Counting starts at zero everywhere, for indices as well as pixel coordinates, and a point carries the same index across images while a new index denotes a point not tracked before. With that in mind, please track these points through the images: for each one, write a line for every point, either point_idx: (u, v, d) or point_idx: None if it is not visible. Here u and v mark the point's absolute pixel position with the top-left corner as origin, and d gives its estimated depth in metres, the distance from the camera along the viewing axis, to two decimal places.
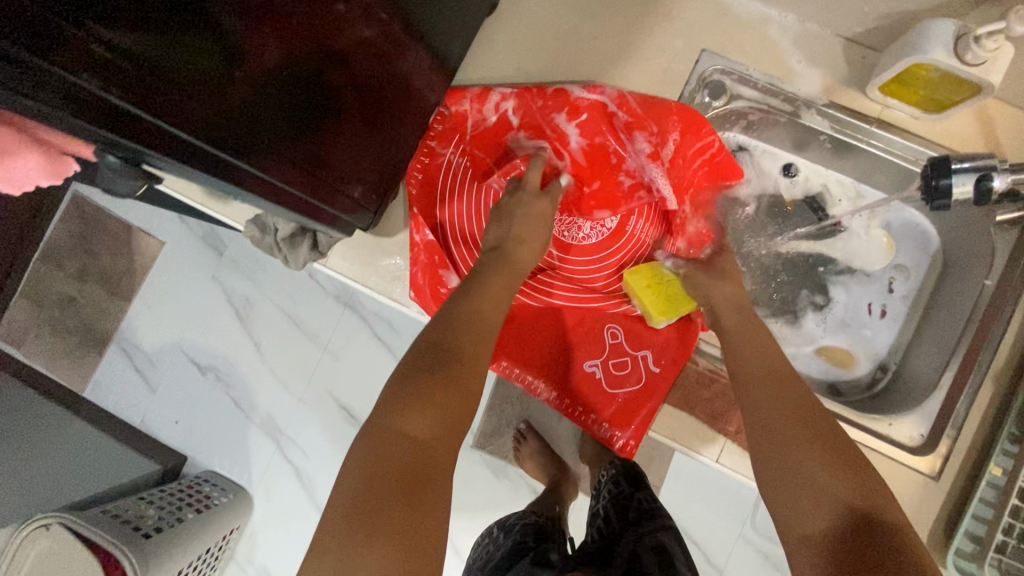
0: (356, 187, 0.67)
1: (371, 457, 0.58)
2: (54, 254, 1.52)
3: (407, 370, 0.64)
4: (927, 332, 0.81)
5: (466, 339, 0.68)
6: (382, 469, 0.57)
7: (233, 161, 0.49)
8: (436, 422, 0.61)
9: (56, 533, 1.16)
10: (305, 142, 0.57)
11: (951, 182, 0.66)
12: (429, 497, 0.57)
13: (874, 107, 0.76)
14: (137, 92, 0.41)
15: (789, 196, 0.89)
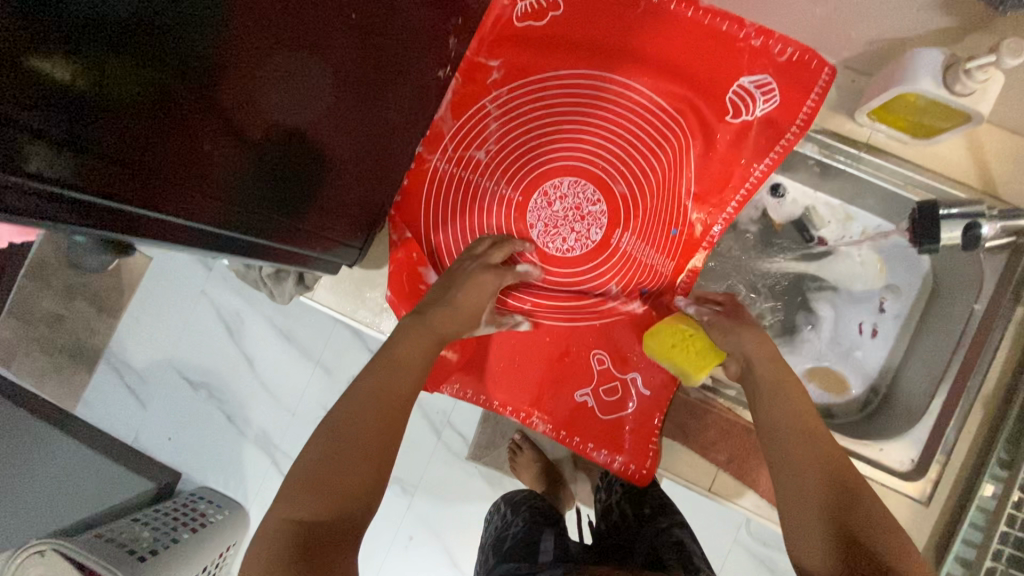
0: (337, 225, 0.71)
1: (266, 545, 0.54)
2: (43, 273, 1.51)
3: (320, 444, 0.60)
4: (915, 354, 0.81)
5: (404, 362, 0.68)
6: (274, 555, 0.53)
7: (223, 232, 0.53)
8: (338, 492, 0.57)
9: (50, 559, 1.20)
10: (284, 201, 0.61)
11: (939, 229, 0.73)
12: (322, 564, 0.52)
13: (864, 132, 0.76)
14: (133, 197, 0.44)
15: (777, 217, 0.87)
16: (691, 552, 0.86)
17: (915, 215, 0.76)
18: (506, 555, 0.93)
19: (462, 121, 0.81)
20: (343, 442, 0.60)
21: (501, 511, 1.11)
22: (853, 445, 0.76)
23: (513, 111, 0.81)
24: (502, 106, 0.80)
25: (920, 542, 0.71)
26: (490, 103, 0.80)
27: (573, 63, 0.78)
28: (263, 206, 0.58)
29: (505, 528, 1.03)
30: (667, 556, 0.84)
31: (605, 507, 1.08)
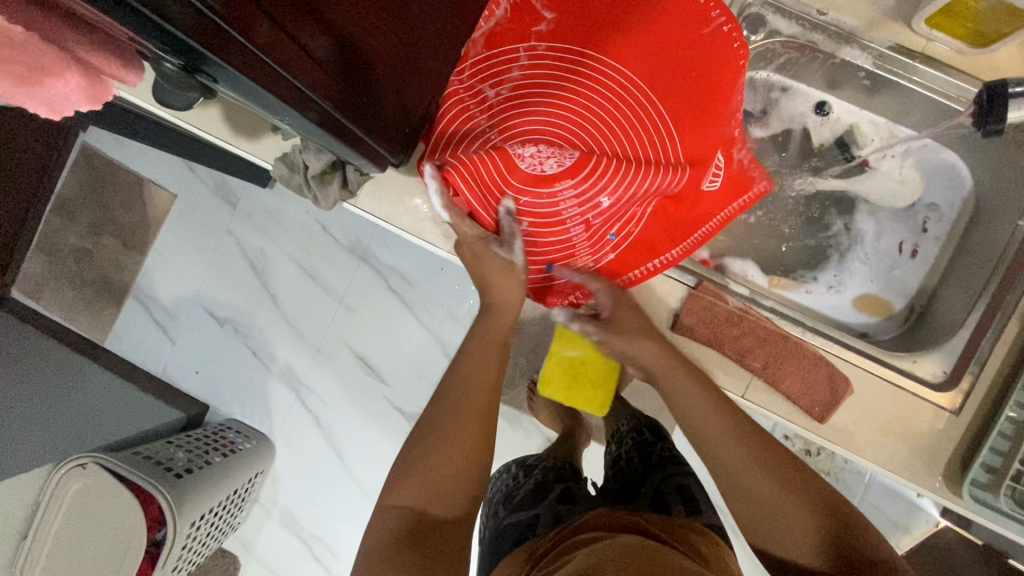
0: (412, 133, 0.70)
1: (379, 530, 0.64)
2: (68, 208, 1.49)
3: (415, 446, 0.69)
4: (955, 273, 0.82)
5: (464, 406, 0.72)
6: (395, 538, 0.62)
7: (315, 96, 0.52)
8: (438, 490, 0.66)
9: (94, 471, 1.18)
10: (380, 82, 0.60)
11: (1007, 107, 0.67)
12: (439, 556, 0.61)
13: (918, 41, 0.75)
14: (242, 19, 0.43)
15: (818, 134, 0.89)
16: (696, 498, 0.86)
17: (980, 97, 0.70)
18: (514, 508, 0.88)
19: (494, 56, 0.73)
20: (434, 439, 0.69)
21: (511, 472, 1.01)
22: (890, 357, 0.78)
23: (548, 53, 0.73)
24: (532, 58, 0.73)
25: (947, 450, 0.73)
26: (523, 51, 0.73)
27: (614, 34, 0.72)
28: (359, 78, 0.57)
29: (516, 488, 0.94)
30: (673, 500, 0.84)
31: (613, 458, 1.05)
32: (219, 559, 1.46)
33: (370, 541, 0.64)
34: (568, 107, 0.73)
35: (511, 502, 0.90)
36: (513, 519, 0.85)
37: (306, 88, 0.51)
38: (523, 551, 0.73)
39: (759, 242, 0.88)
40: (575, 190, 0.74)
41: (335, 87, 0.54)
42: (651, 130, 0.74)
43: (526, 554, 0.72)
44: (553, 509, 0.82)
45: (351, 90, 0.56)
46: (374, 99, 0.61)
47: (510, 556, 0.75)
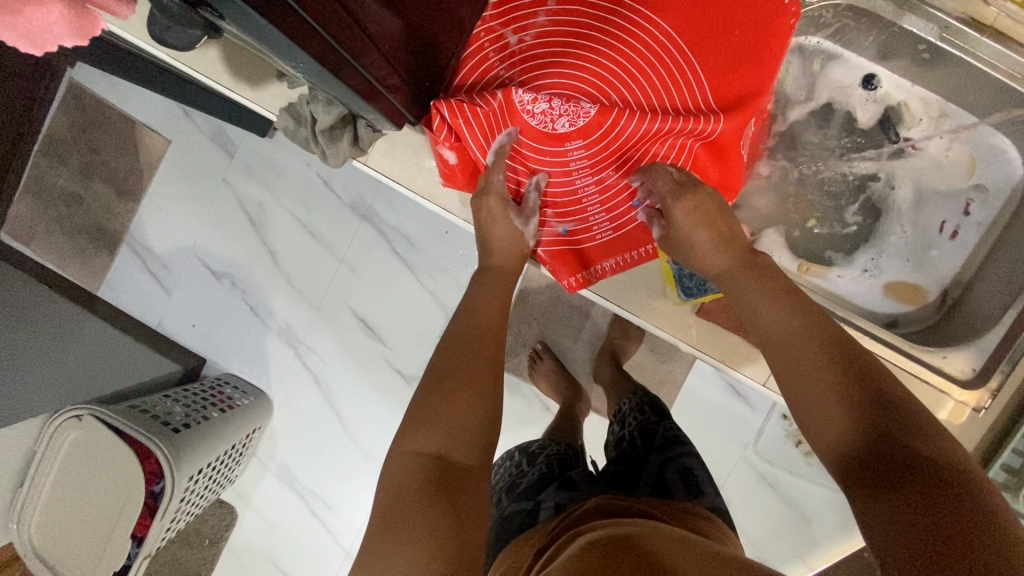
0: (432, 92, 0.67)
1: (398, 479, 0.58)
2: (57, 148, 1.41)
3: (428, 391, 0.63)
4: (994, 264, 0.78)
5: (474, 355, 0.66)
6: (415, 483, 0.56)
7: (340, 49, 0.49)
8: (457, 432, 0.60)
9: (90, 424, 1.16)
10: (403, 36, 0.57)
11: None
12: (465, 497, 0.56)
13: (988, 13, 0.72)
14: None
15: (865, 108, 0.83)
16: (700, 482, 0.84)
17: None
18: (517, 496, 0.86)
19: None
20: (454, 381, 0.63)
21: (514, 460, 0.99)
22: (920, 351, 0.74)
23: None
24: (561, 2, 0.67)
25: None
26: None
27: None
28: (381, 29, 0.54)
29: (519, 476, 0.92)
30: (675, 484, 0.82)
31: (616, 439, 1.04)
32: (217, 510, 1.47)
33: (388, 490, 0.58)
34: (601, 56, 0.67)
35: (515, 490, 0.88)
36: (515, 508, 0.83)
37: (332, 39, 0.48)
38: (526, 540, 0.72)
39: (789, 221, 0.83)
40: (586, 153, 0.69)
41: (359, 41, 0.51)
42: (683, 86, 0.68)
43: (529, 543, 0.70)
44: (555, 498, 0.80)
45: (376, 43, 0.53)
46: (396, 54, 0.57)
47: (512, 547, 0.73)
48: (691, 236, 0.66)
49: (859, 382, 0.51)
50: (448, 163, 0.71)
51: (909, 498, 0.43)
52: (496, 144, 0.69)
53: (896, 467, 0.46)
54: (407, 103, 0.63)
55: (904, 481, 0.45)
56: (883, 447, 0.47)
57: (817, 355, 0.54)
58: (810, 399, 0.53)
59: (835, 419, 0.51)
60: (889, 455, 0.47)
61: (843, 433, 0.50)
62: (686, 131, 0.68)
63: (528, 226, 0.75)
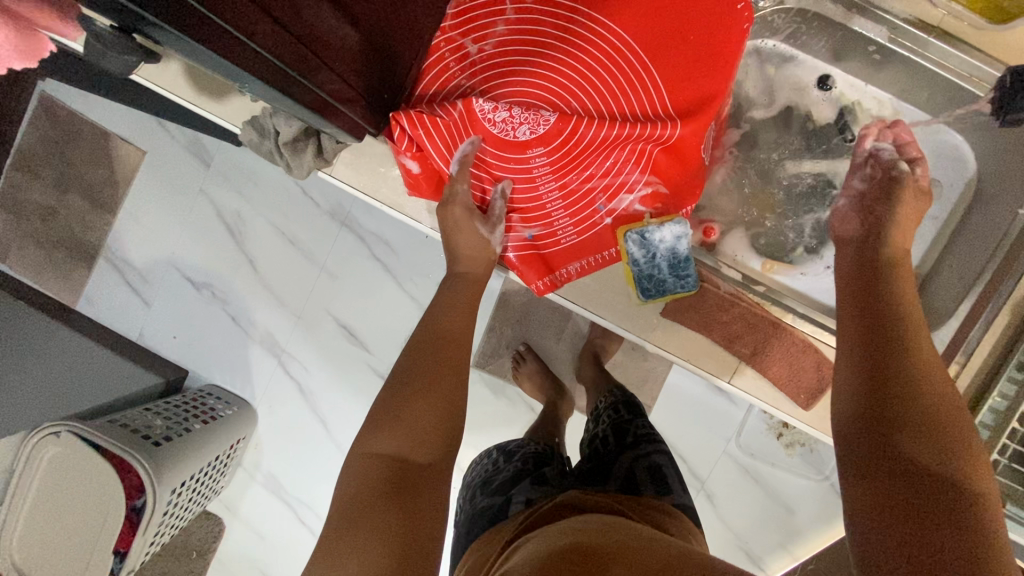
0: (393, 105, 0.68)
1: (358, 481, 0.58)
2: (30, 162, 1.40)
3: (391, 395, 0.64)
4: (952, 257, 0.80)
5: (438, 359, 0.67)
6: (374, 484, 0.57)
7: (287, 68, 0.50)
8: (418, 434, 0.61)
9: (68, 439, 1.15)
10: (359, 52, 0.57)
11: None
12: (423, 498, 0.57)
13: (935, 13, 0.73)
14: None
15: (820, 109, 0.85)
16: (669, 479, 0.85)
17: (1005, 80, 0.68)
18: (490, 491, 0.87)
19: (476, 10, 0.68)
20: (421, 385, 0.64)
21: (492, 458, 1.00)
22: None
23: (535, 8, 0.69)
24: (518, 13, 0.68)
25: None
26: (510, 5, 0.68)
27: None
28: (333, 48, 0.54)
29: (495, 473, 0.93)
30: (644, 482, 0.83)
31: (590, 437, 1.05)
32: (204, 521, 1.46)
33: (348, 491, 0.58)
34: (559, 66, 0.68)
35: (489, 486, 0.88)
36: (488, 502, 0.84)
37: (277, 59, 0.49)
38: (493, 537, 0.73)
39: (755, 219, 0.84)
40: (548, 160, 0.70)
41: (310, 61, 0.52)
42: (640, 92, 0.69)
43: (497, 537, 0.71)
44: (526, 492, 0.81)
45: (328, 61, 0.54)
46: (352, 72, 0.58)
47: (480, 541, 0.74)
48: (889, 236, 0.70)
49: (910, 393, 0.54)
50: (411, 172, 0.72)
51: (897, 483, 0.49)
52: (459, 153, 0.70)
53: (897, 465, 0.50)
54: (366, 116, 0.64)
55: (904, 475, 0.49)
56: (884, 440, 0.52)
57: (883, 358, 0.57)
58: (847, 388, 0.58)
59: (856, 408, 0.55)
60: (885, 452, 0.51)
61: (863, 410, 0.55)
62: (645, 136, 0.69)
63: (495, 234, 0.75)
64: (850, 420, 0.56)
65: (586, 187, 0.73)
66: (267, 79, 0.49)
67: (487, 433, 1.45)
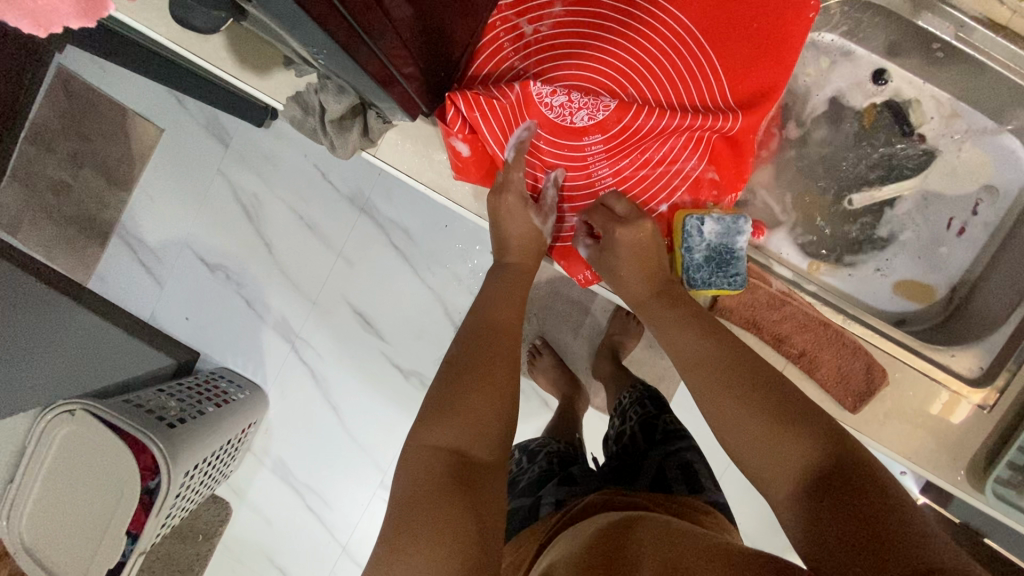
0: (447, 83, 0.66)
1: (416, 474, 0.57)
2: (45, 136, 1.37)
3: (445, 386, 0.62)
4: (1000, 264, 0.79)
5: (486, 351, 0.66)
6: (437, 479, 0.55)
7: (361, 34, 0.48)
8: (477, 428, 0.60)
9: (83, 418, 1.13)
10: (425, 25, 0.56)
11: None
12: (486, 494, 0.56)
13: (1004, 12, 0.73)
14: None
15: (871, 101, 0.83)
16: (700, 477, 0.84)
17: None
18: (519, 492, 0.86)
19: None
20: (471, 378, 0.63)
21: (514, 458, 0.98)
22: (927, 349, 0.75)
23: None
24: None
25: (975, 445, 0.71)
26: None
27: None
28: (402, 20, 0.52)
29: (520, 473, 0.92)
30: (675, 480, 0.82)
31: (616, 434, 1.04)
32: (211, 504, 1.45)
33: (405, 484, 0.57)
34: (618, 50, 0.66)
35: (515, 489, 0.88)
36: (517, 504, 0.84)
37: (355, 23, 0.47)
38: (527, 536, 0.72)
39: (799, 220, 0.82)
40: (604, 147, 0.69)
41: (382, 28, 0.50)
42: (700, 80, 0.68)
43: (533, 536, 0.70)
44: (555, 493, 0.81)
45: (398, 29, 0.52)
46: (416, 45, 0.56)
47: (516, 540, 0.74)
48: (624, 253, 0.69)
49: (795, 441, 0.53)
50: (461, 155, 0.70)
51: (850, 527, 0.46)
52: (515, 139, 0.68)
53: (838, 499, 0.48)
54: (422, 92, 0.62)
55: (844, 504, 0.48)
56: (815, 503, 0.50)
57: (750, 414, 0.56)
58: (760, 455, 0.55)
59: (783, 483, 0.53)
60: (832, 503, 0.48)
61: (787, 466, 0.53)
62: (704, 126, 0.67)
63: (546, 224, 0.74)
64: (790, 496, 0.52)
65: (640, 177, 0.71)
66: (342, 45, 0.48)
67: None
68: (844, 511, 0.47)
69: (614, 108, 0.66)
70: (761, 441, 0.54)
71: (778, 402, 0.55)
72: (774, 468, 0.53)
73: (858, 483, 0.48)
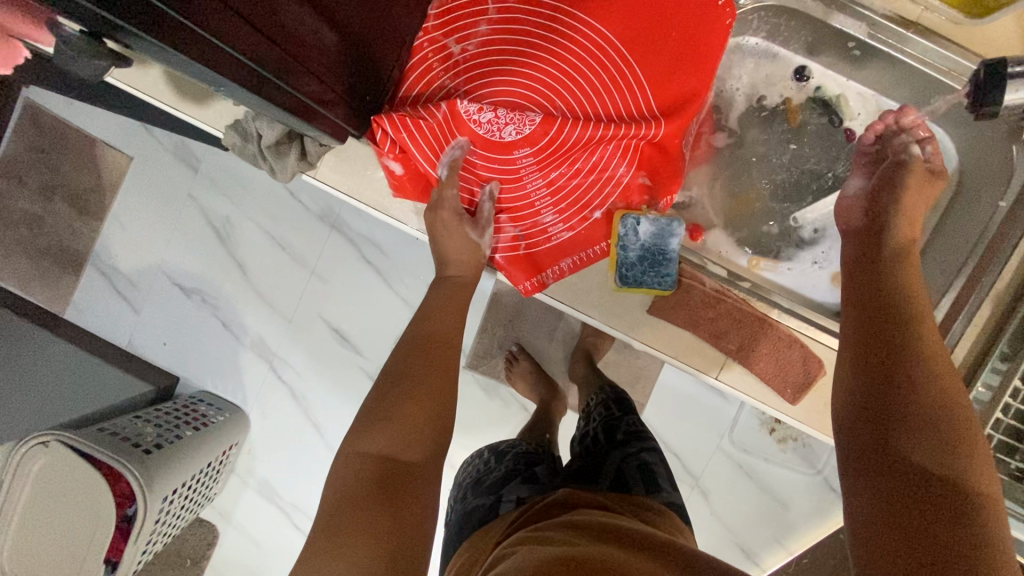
0: (376, 106, 0.68)
1: (347, 481, 0.59)
2: (14, 169, 1.38)
3: (381, 395, 0.64)
4: (932, 252, 0.81)
5: (421, 359, 0.68)
6: (364, 485, 0.58)
7: (264, 73, 0.50)
8: (407, 433, 0.62)
9: (56, 449, 1.14)
10: (339, 57, 0.58)
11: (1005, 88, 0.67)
12: (412, 496, 0.58)
13: (915, 9, 0.75)
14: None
15: (796, 97, 0.86)
16: (658, 478, 0.85)
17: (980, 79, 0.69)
18: (481, 491, 0.86)
19: (459, 10, 0.68)
20: (405, 386, 0.65)
21: (483, 458, 0.99)
22: None
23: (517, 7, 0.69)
24: (501, 13, 0.69)
25: None
26: (492, 5, 0.69)
27: None
28: (309, 55, 0.55)
29: (486, 473, 0.92)
30: (633, 479, 0.83)
31: (581, 435, 1.05)
32: (197, 529, 1.46)
33: (335, 491, 0.59)
34: (543, 65, 0.69)
35: (480, 487, 0.88)
36: (478, 502, 0.84)
37: (254, 64, 0.49)
38: (484, 534, 0.72)
39: (740, 219, 0.85)
40: (535, 160, 0.71)
41: (288, 65, 0.52)
42: (623, 90, 0.70)
43: (492, 532, 0.71)
44: (517, 491, 0.81)
45: (307, 65, 0.55)
46: (332, 77, 0.58)
47: (474, 537, 0.74)
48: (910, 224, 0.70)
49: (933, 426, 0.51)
50: (396, 174, 0.72)
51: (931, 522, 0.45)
52: (447, 156, 0.70)
53: (898, 482, 0.49)
54: (348, 118, 0.64)
55: (906, 491, 0.48)
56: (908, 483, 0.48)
57: (895, 387, 0.54)
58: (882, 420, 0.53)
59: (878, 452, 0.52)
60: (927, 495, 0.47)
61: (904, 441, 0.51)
62: (629, 135, 0.70)
63: (484, 237, 0.75)
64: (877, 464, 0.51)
65: (573, 186, 0.73)
66: (243, 85, 0.50)
67: (484, 435, 1.43)
68: (899, 498, 0.48)
69: (541, 121, 0.68)
70: (878, 397, 0.54)
71: (928, 394, 0.52)
72: (893, 436, 0.52)
73: (926, 470, 0.48)
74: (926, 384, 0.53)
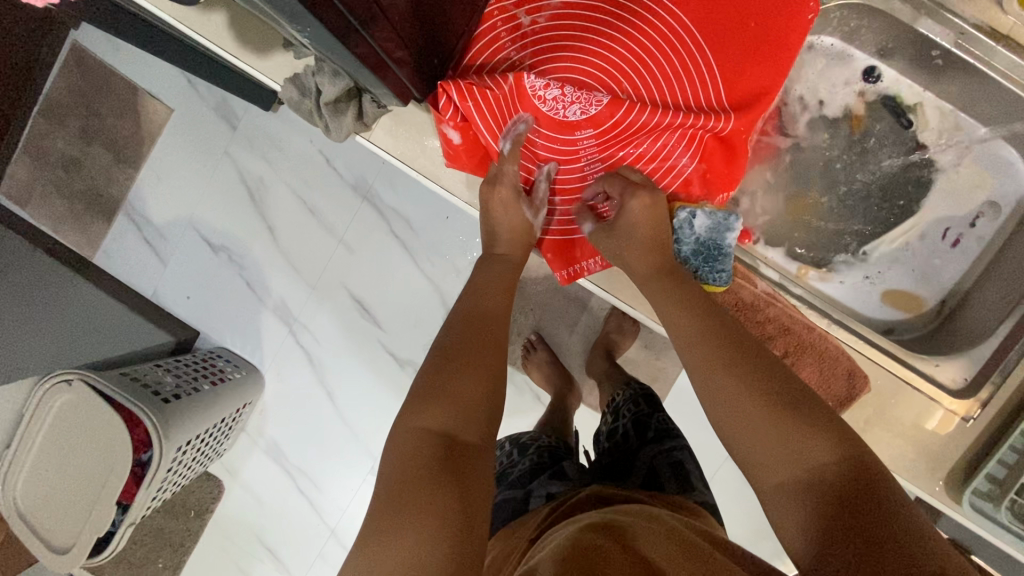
0: (439, 71, 0.66)
1: (405, 456, 0.57)
2: (57, 111, 1.39)
3: (436, 371, 0.63)
4: (992, 277, 0.78)
5: (474, 340, 0.67)
6: (425, 460, 0.56)
7: (354, 22, 0.50)
8: (467, 410, 0.60)
9: (79, 389, 1.15)
10: (416, 15, 0.57)
11: None
12: (474, 473, 0.57)
13: (1005, 21, 0.72)
14: None
15: (861, 102, 0.83)
16: (691, 476, 0.85)
17: None
18: (508, 485, 0.87)
19: None
20: (461, 364, 0.64)
21: (504, 450, 0.99)
22: (912, 358, 0.75)
23: None
24: None
25: (954, 456, 0.71)
26: None
27: None
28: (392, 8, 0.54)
29: (510, 466, 0.92)
30: (666, 478, 0.82)
31: (610, 431, 1.03)
32: (204, 482, 1.47)
33: (393, 466, 0.57)
34: (615, 45, 0.67)
35: (506, 481, 0.88)
36: (506, 495, 0.84)
37: (348, 12, 0.49)
38: (520, 527, 0.73)
39: (790, 224, 0.82)
40: (596, 141, 0.70)
41: (374, 17, 0.52)
42: (695, 77, 0.68)
43: (522, 530, 0.71)
44: (547, 486, 0.82)
45: (390, 18, 0.54)
46: (408, 34, 0.58)
47: (505, 533, 0.75)
48: None
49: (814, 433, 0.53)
50: (452, 143, 0.70)
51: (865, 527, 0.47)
52: (511, 130, 0.69)
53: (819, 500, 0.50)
54: (414, 78, 0.62)
55: (824, 507, 0.50)
56: (827, 494, 0.50)
57: (771, 407, 0.55)
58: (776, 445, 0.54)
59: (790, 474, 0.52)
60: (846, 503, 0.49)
61: (805, 456, 0.52)
62: (695, 125, 0.68)
63: (538, 217, 0.76)
64: (791, 486, 0.52)
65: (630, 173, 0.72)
66: (336, 34, 0.49)
67: None
68: (829, 515, 0.49)
69: (608, 102, 0.66)
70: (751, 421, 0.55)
71: (775, 400, 0.55)
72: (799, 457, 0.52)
73: (834, 478, 0.50)
74: (771, 395, 0.56)
